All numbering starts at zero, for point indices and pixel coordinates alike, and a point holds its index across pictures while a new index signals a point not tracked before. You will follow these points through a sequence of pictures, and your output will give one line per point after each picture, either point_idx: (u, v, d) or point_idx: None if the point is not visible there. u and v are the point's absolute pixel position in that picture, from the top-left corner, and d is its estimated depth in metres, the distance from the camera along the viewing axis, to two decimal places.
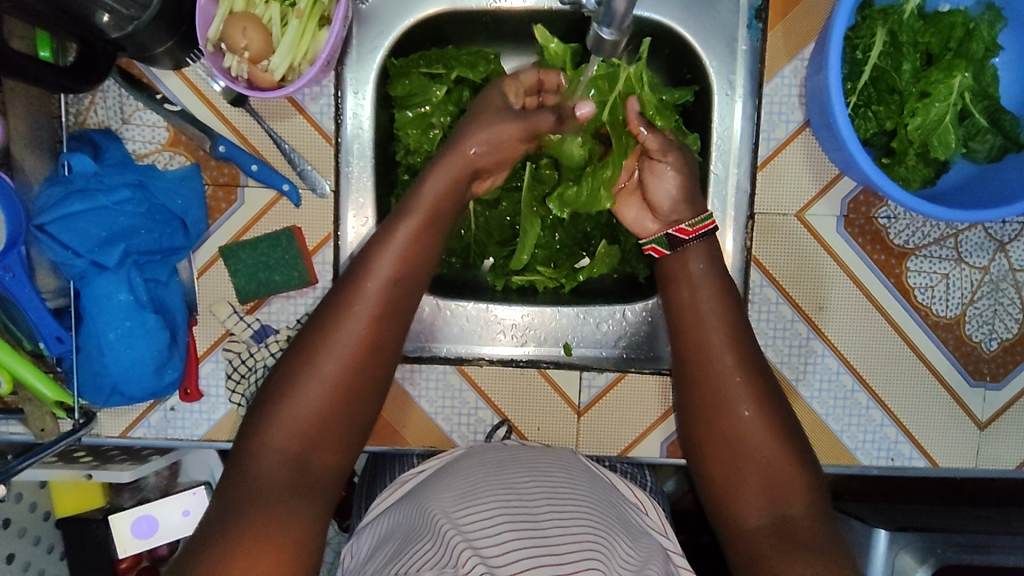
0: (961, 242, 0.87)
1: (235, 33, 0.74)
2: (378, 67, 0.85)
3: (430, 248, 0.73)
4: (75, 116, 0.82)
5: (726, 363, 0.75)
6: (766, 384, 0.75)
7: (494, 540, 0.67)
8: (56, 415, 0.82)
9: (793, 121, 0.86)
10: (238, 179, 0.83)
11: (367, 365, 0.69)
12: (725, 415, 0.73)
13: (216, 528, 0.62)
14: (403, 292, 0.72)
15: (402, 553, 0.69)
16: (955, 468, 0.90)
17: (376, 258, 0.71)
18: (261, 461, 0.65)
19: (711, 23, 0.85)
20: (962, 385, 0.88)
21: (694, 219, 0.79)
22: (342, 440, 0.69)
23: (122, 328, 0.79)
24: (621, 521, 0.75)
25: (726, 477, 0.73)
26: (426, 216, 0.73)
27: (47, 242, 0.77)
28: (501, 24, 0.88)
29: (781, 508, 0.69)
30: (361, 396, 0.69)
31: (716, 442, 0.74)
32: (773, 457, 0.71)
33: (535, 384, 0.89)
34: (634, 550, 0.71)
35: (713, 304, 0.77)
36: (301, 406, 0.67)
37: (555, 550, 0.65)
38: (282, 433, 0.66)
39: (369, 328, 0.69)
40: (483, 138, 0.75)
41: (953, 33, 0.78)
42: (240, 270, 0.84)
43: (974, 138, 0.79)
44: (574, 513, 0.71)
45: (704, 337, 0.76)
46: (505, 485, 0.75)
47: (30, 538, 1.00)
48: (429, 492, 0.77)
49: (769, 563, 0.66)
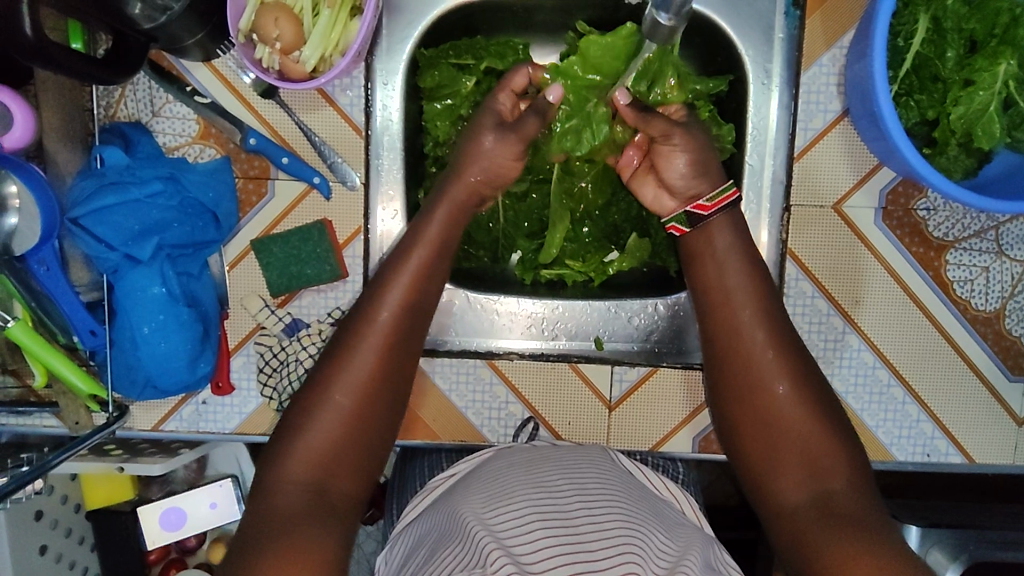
0: (1002, 235, 0.85)
1: (266, 23, 0.74)
2: (408, 58, 0.84)
3: (437, 272, 0.74)
4: (106, 108, 0.82)
5: (757, 340, 0.73)
6: (805, 371, 0.73)
7: (526, 540, 0.66)
8: (90, 408, 0.82)
9: (831, 111, 0.84)
10: (268, 172, 0.83)
11: (378, 392, 0.69)
12: (761, 394, 0.72)
13: (254, 537, 0.62)
14: (414, 318, 0.72)
15: (436, 555, 0.69)
16: (993, 465, 0.88)
17: (387, 287, 0.72)
18: (283, 484, 0.65)
19: (748, 10, 0.83)
20: (1001, 380, 0.87)
21: (714, 193, 0.77)
22: (362, 466, 0.68)
23: (155, 322, 0.78)
24: (657, 515, 0.74)
25: (762, 471, 0.71)
26: (435, 241, 0.74)
27: (80, 235, 0.77)
28: (532, 13, 0.87)
29: (823, 483, 0.68)
30: (376, 423, 0.69)
31: (753, 437, 0.72)
32: (809, 437, 0.70)
33: (565, 378, 0.88)
34: (671, 541, 0.70)
35: (742, 286, 0.75)
36: (319, 433, 0.67)
37: (588, 547, 0.64)
38: (300, 462, 0.66)
39: (379, 357, 0.70)
40: (481, 166, 0.77)
41: (999, 18, 0.75)
42: (272, 264, 0.83)
43: (1019, 127, 0.77)
44: (607, 508, 0.70)
45: (734, 314, 0.74)
46: (536, 485, 0.74)
47: (61, 530, 1.01)
48: (460, 496, 0.76)
49: (815, 540, 0.64)
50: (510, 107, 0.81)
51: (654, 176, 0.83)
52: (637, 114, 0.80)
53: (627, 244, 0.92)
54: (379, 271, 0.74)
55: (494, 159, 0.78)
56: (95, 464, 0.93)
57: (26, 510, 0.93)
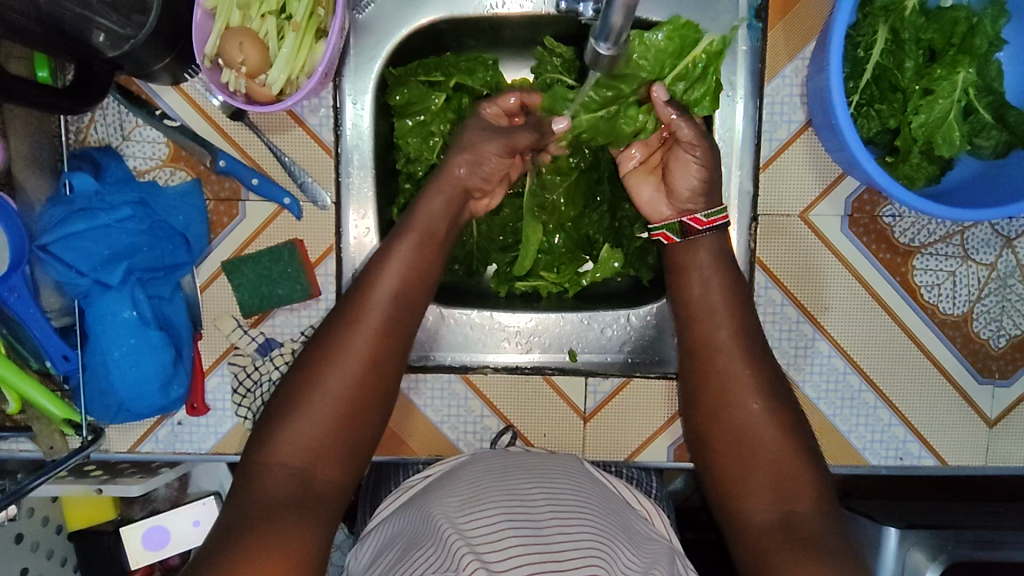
0: (967, 239, 0.86)
1: (231, 48, 0.74)
2: (377, 77, 0.85)
3: (426, 269, 0.75)
4: (76, 134, 0.82)
5: (731, 355, 0.75)
6: (775, 384, 0.75)
7: (501, 550, 0.66)
8: (64, 432, 0.82)
9: (795, 121, 0.85)
10: (239, 194, 0.83)
11: (369, 383, 0.70)
12: (732, 409, 0.73)
13: (229, 544, 0.61)
14: (405, 312, 0.73)
15: (408, 558, 0.70)
16: (964, 468, 0.89)
17: (377, 278, 0.73)
18: (269, 472, 0.66)
19: (711, 23, 0.84)
20: (970, 383, 0.88)
21: (709, 210, 0.79)
22: (348, 456, 0.69)
23: (126, 346, 0.79)
24: (624, 528, 0.75)
25: (735, 489, 0.72)
26: (422, 236, 0.75)
27: (50, 262, 0.76)
28: (500, 31, 0.88)
29: (788, 505, 0.69)
30: (365, 415, 0.70)
31: (726, 453, 0.73)
32: (776, 452, 0.71)
33: (540, 391, 0.89)
34: (638, 556, 0.71)
35: (717, 306, 0.77)
36: (310, 421, 0.68)
37: (558, 558, 0.65)
38: (289, 448, 0.67)
39: (369, 346, 0.71)
40: (465, 157, 0.78)
41: (956, 28, 0.77)
42: (244, 285, 0.84)
43: (979, 133, 0.78)
44: (579, 520, 0.71)
45: (711, 331, 0.76)
46: (509, 492, 0.75)
47: (42, 552, 1.01)
48: (435, 497, 0.77)
49: (773, 561, 0.66)
50: (495, 115, 0.82)
51: (658, 178, 0.83)
52: (670, 113, 0.77)
53: (601, 255, 0.92)
54: (371, 265, 0.75)
55: (484, 150, 0.78)
56: (73, 486, 0.93)
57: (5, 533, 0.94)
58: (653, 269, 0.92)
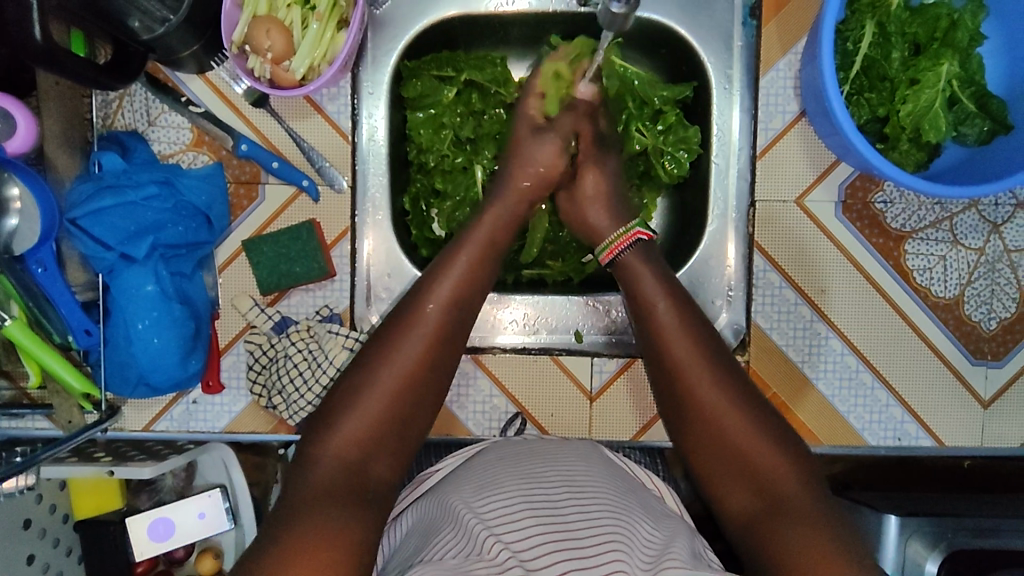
0: (956, 224, 0.90)
1: (258, 35, 0.79)
2: (393, 69, 0.89)
3: (483, 279, 0.74)
4: (103, 118, 0.86)
5: (683, 360, 0.72)
6: (737, 386, 0.71)
7: (515, 527, 0.67)
8: (83, 407, 0.84)
9: (789, 112, 0.90)
10: (259, 177, 0.87)
11: (422, 383, 0.67)
12: (694, 411, 0.71)
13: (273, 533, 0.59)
14: (457, 318, 0.71)
15: (429, 544, 0.70)
16: (961, 448, 0.92)
17: (432, 284, 0.71)
18: (318, 467, 0.63)
19: (708, 21, 0.89)
20: (964, 364, 0.91)
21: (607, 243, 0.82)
22: (394, 459, 0.66)
23: (149, 319, 0.81)
24: (643, 506, 0.76)
25: (718, 487, 0.69)
26: (478, 246, 0.76)
27: (78, 235, 0.80)
28: (508, 28, 0.93)
29: (773, 493, 0.67)
30: (415, 417, 0.67)
31: (705, 455, 0.70)
32: (741, 439, 0.69)
33: (547, 371, 0.92)
34: (657, 530, 0.72)
35: (666, 308, 0.75)
36: (362, 417, 0.65)
37: (580, 541, 0.65)
38: (335, 447, 0.64)
39: (425, 350, 0.68)
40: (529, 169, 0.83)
41: (938, 24, 0.83)
42: (262, 262, 0.86)
43: (964, 122, 0.83)
44: (597, 501, 0.71)
45: (664, 338, 0.73)
46: (526, 478, 0.75)
47: (49, 539, 1.01)
48: (451, 487, 0.77)
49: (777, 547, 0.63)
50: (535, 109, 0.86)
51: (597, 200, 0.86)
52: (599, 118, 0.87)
53: None
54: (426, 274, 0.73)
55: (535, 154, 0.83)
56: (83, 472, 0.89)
57: (16, 515, 0.94)
58: None
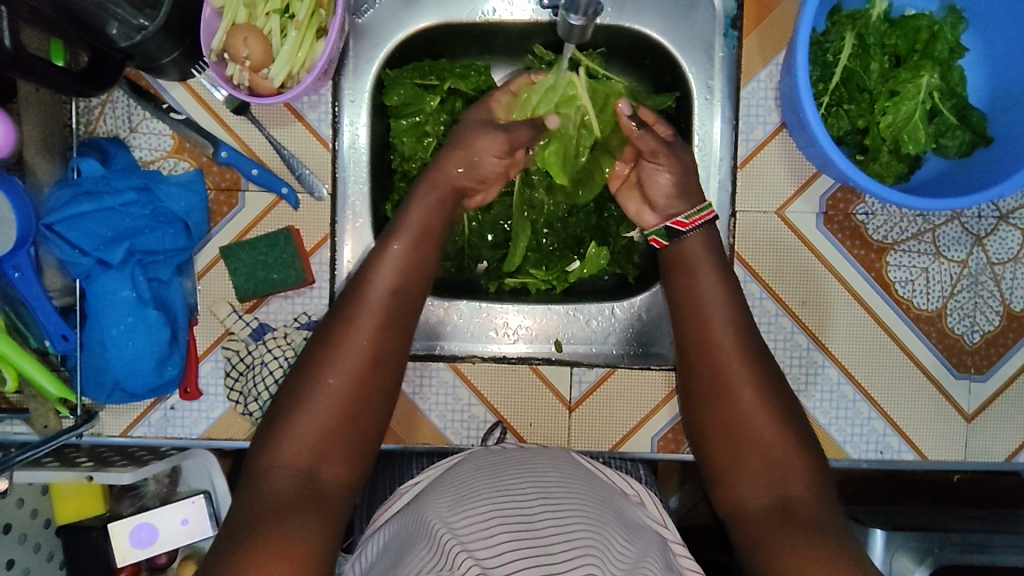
0: (938, 237, 0.89)
1: (236, 43, 0.79)
2: (374, 78, 0.90)
3: (426, 263, 0.77)
4: (85, 125, 0.86)
5: (726, 346, 0.76)
6: (776, 383, 0.75)
7: (488, 542, 0.66)
8: (59, 412, 0.84)
9: (770, 123, 0.89)
10: (239, 184, 0.87)
11: (370, 374, 0.70)
12: (724, 396, 0.74)
13: (239, 543, 0.61)
14: (402, 304, 0.74)
15: (402, 562, 0.68)
16: (944, 462, 0.91)
17: (377, 271, 0.74)
18: (273, 473, 0.66)
19: (689, 32, 0.90)
20: (947, 377, 0.90)
21: (691, 211, 0.81)
22: (350, 449, 0.69)
23: (124, 324, 0.82)
24: (618, 517, 0.75)
25: (729, 474, 0.74)
26: (417, 232, 0.77)
27: (54, 240, 0.80)
28: (491, 37, 0.93)
29: (783, 487, 0.70)
30: (365, 407, 0.70)
31: (728, 440, 0.74)
32: (762, 432, 0.72)
33: (525, 380, 0.91)
34: (630, 544, 0.71)
35: (720, 300, 0.78)
36: (312, 415, 0.68)
37: (554, 558, 0.63)
38: (291, 446, 0.67)
39: (371, 339, 0.71)
40: (460, 156, 0.80)
41: (918, 35, 0.83)
42: (239, 269, 0.87)
43: (944, 134, 0.82)
44: (572, 513, 0.70)
45: (707, 323, 0.77)
46: (501, 489, 0.73)
47: (29, 545, 1.01)
48: (427, 500, 0.76)
49: (770, 541, 0.67)
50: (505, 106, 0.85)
51: (640, 191, 0.87)
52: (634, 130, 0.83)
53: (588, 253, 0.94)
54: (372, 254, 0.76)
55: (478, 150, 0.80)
56: (63, 474, 0.89)
57: None
58: (639, 266, 0.97)
